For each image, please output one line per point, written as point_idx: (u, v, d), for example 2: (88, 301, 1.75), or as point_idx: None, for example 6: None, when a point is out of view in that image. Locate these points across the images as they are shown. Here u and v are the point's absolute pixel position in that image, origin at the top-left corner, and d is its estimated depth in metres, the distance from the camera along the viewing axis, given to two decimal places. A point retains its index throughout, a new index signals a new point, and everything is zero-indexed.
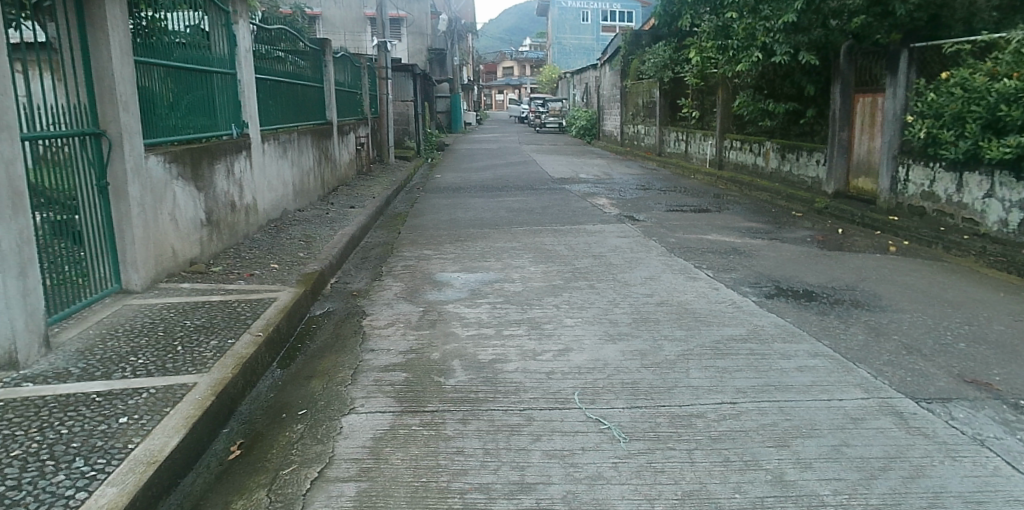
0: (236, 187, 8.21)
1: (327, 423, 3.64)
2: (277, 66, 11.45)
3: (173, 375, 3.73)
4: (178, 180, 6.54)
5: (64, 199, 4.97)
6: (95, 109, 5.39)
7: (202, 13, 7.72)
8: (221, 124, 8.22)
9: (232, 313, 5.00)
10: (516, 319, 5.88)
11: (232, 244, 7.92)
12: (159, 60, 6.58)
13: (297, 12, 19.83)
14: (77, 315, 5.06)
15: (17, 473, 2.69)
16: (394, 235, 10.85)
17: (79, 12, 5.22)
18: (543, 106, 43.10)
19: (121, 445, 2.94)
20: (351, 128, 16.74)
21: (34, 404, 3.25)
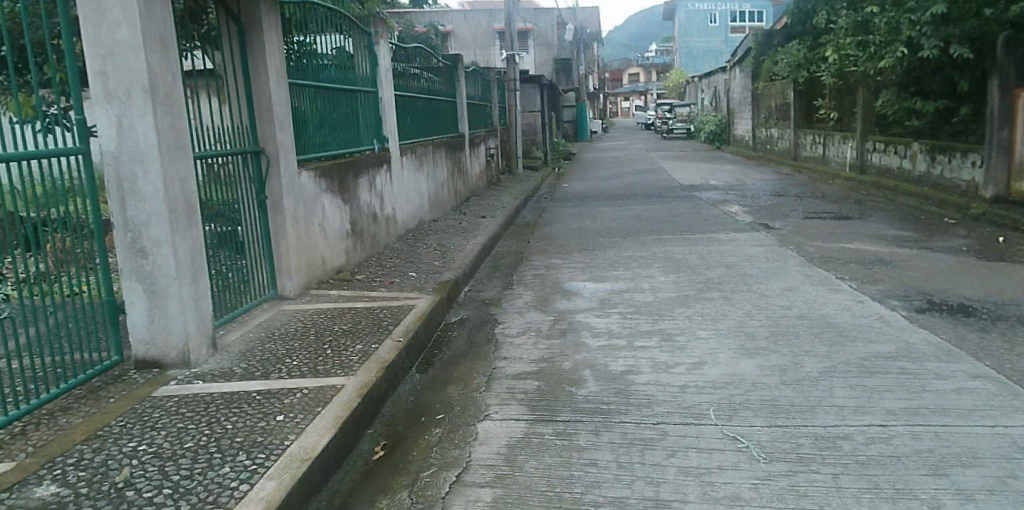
0: (377, 199, 8.63)
1: (464, 429, 3.74)
2: (413, 83, 11.95)
3: (323, 377, 3.97)
4: (326, 193, 6.97)
5: (228, 212, 5.41)
6: (254, 129, 5.85)
7: (346, 35, 8.20)
8: (364, 139, 8.68)
9: (374, 319, 5.26)
10: (648, 330, 5.80)
11: (373, 253, 8.34)
12: (310, 81, 7.04)
13: (430, 30, 20.61)
14: (239, 319, 5.50)
15: (190, 462, 2.91)
16: (523, 244, 11.00)
17: (242, 40, 5.69)
18: (670, 111, 42.28)
19: (279, 442, 3.14)
20: (481, 140, 17.18)
21: (204, 400, 3.56)
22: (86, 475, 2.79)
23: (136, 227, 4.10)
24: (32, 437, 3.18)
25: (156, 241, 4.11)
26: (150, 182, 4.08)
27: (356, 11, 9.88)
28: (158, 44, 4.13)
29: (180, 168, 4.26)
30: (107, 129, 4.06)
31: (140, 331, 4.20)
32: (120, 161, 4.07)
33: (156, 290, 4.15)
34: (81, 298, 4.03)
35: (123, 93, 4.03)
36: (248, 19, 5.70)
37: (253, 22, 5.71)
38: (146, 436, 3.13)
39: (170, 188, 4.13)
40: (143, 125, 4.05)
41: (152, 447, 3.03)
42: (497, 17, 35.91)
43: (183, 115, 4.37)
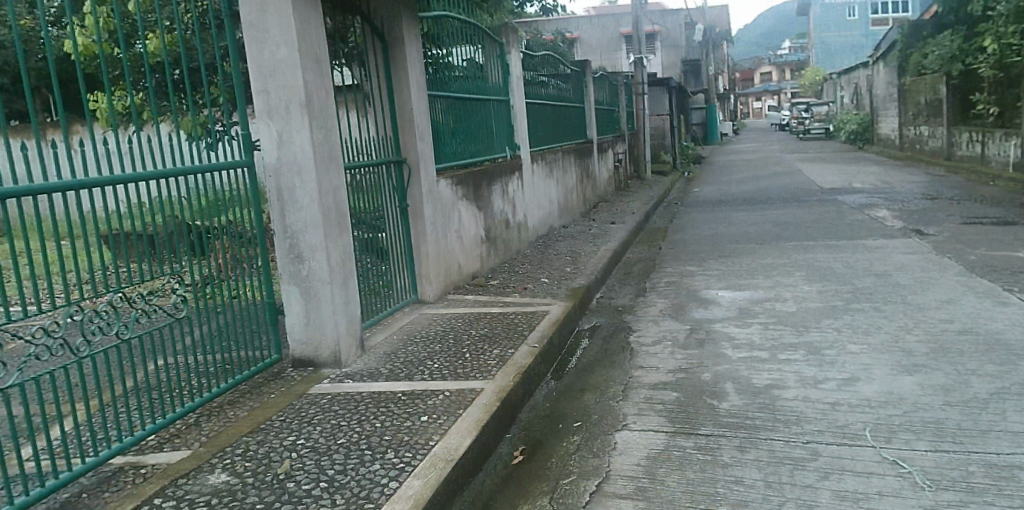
0: (509, 206, 8.76)
1: (601, 438, 3.70)
2: (542, 90, 12.04)
3: (462, 380, 4.05)
4: (463, 201, 7.15)
5: (373, 219, 5.67)
6: (397, 140, 6.10)
7: (477, 44, 8.41)
8: (496, 147, 8.84)
9: (509, 324, 5.32)
10: (792, 342, 5.51)
11: (506, 259, 8.46)
12: (445, 91, 7.28)
13: (558, 38, 20.71)
14: (383, 321, 5.74)
15: (343, 458, 3.06)
16: (655, 250, 10.80)
17: (385, 55, 5.95)
18: (807, 111, 40.19)
19: (424, 442, 3.24)
20: (609, 145, 17.06)
21: (354, 398, 3.74)
22: (252, 465, 2.99)
23: (294, 233, 4.38)
24: (205, 428, 3.47)
25: (311, 247, 4.36)
26: (306, 191, 4.34)
27: (486, 22, 10.11)
28: (313, 61, 4.39)
29: (332, 177, 4.51)
30: (270, 143, 4.38)
31: (297, 331, 4.48)
32: (280, 172, 4.37)
33: (311, 293, 4.41)
34: (245, 300, 4.35)
35: (283, 108, 4.32)
36: (391, 34, 5.95)
37: (396, 37, 5.95)
38: (303, 432, 3.32)
39: (324, 196, 4.38)
40: (300, 138, 4.32)
41: (308, 442, 3.21)
42: (623, 21, 35.57)
43: (334, 128, 4.63)
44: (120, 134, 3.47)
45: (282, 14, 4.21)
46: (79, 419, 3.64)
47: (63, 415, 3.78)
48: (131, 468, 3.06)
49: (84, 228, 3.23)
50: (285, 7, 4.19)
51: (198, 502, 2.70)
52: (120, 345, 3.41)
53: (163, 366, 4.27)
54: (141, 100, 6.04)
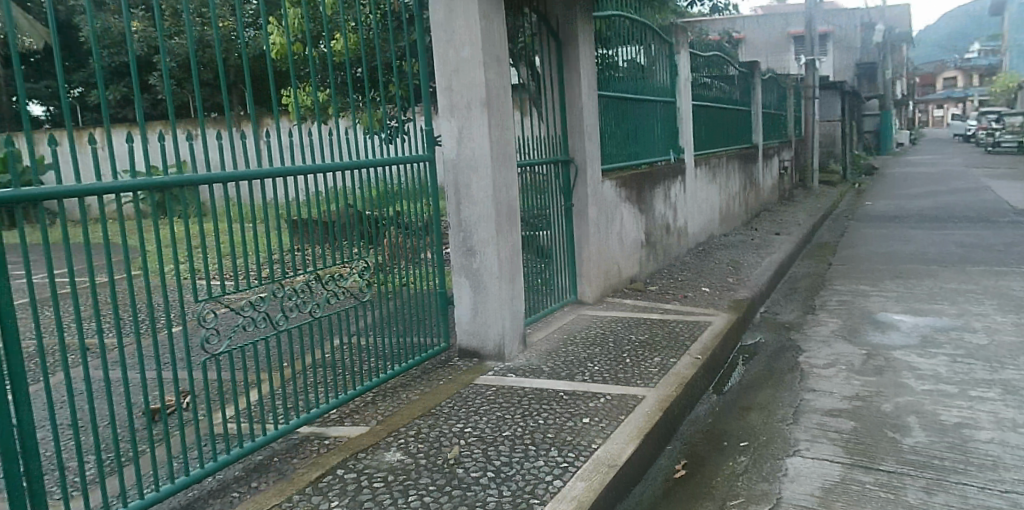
0: (670, 211, 8.57)
1: (771, 462, 3.53)
2: (707, 92, 11.65)
3: (623, 386, 4.01)
4: (625, 203, 7.08)
5: (538, 217, 5.75)
6: (566, 139, 6.13)
7: (645, 43, 8.23)
8: (660, 149, 8.66)
9: (670, 333, 5.20)
10: (985, 378, 4.97)
11: (665, 265, 8.30)
12: (612, 92, 7.19)
13: (725, 39, 19.98)
14: (544, 319, 5.80)
15: (509, 451, 3.11)
16: (823, 266, 10.15)
17: (559, 54, 5.99)
18: (1001, 122, 36.23)
19: (587, 444, 3.23)
20: (775, 152, 16.24)
21: (517, 393, 3.80)
22: (423, 448, 3.12)
23: (468, 228, 4.53)
24: (380, 408, 3.66)
25: (483, 242, 4.49)
26: (482, 187, 4.47)
27: (655, 21, 9.89)
28: (495, 60, 4.50)
29: (506, 175, 4.62)
30: (450, 139, 4.55)
31: (465, 322, 4.63)
32: (458, 167, 4.53)
33: (481, 286, 4.56)
34: (416, 288, 4.58)
35: (465, 106, 4.48)
36: (565, 35, 5.98)
37: (570, 37, 5.96)
38: (470, 420, 3.42)
39: (499, 193, 4.49)
40: (479, 136, 4.45)
41: (475, 431, 3.30)
42: (793, 21, 33.78)
43: (511, 126, 4.73)
44: (318, 129, 3.75)
45: (469, 15, 4.35)
46: (269, 388, 3.95)
47: (255, 384, 4.11)
48: (315, 438, 3.29)
49: (284, 213, 3.52)
50: (472, 8, 4.33)
51: (375, 478, 2.85)
52: (311, 322, 3.68)
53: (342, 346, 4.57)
54: (330, 97, 6.49)
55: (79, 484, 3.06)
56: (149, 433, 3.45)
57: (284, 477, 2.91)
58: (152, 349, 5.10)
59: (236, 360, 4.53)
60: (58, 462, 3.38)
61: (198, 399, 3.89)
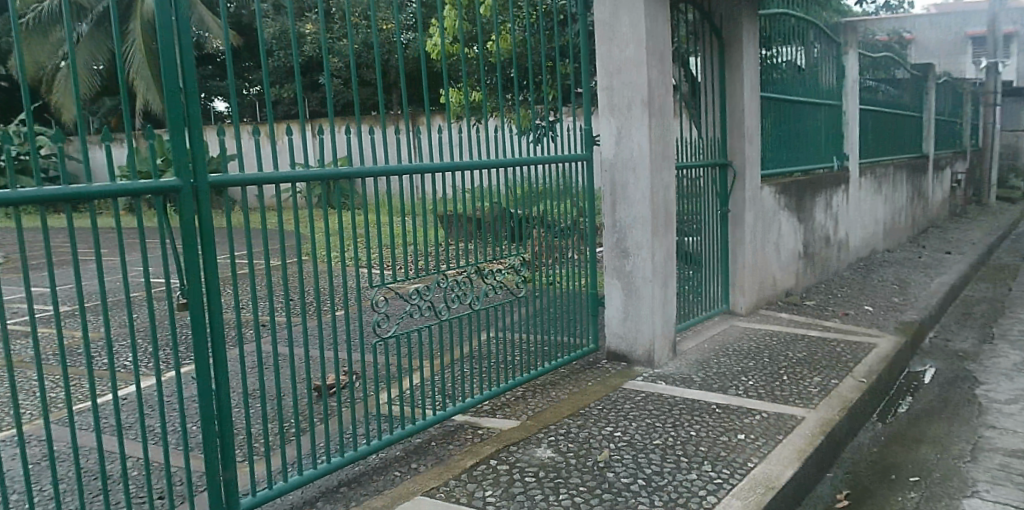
0: (831, 221, 8.06)
1: (945, 502, 3.24)
2: (875, 96, 10.86)
3: (781, 404, 3.82)
4: (784, 212, 6.75)
5: (692, 222, 5.60)
6: (725, 142, 5.92)
7: (810, 42, 7.76)
8: (822, 156, 8.18)
9: (831, 353, 4.89)
10: None
11: (823, 280, 7.84)
12: (772, 94, 6.84)
13: (895, 39, 18.54)
14: (694, 327, 5.65)
15: (660, 460, 3.04)
16: (1004, 290, 9.20)
17: (721, 53, 5.79)
18: None
19: (742, 462, 3.10)
20: (948, 163, 14.91)
21: (667, 401, 3.73)
22: (573, 447, 3.13)
23: (623, 229, 4.50)
24: (530, 403, 3.72)
25: (638, 244, 4.44)
26: (639, 188, 4.41)
27: (821, 19, 9.32)
28: (658, 58, 4.41)
29: (664, 177, 4.53)
30: (609, 138, 4.52)
31: (616, 325, 4.61)
32: (616, 167, 4.50)
33: (632, 289, 4.51)
34: (566, 287, 4.62)
35: (625, 105, 4.44)
36: (729, 33, 5.76)
37: (734, 35, 5.74)
38: (620, 425, 3.39)
39: (656, 195, 4.42)
40: (638, 136, 4.39)
41: (625, 435, 3.27)
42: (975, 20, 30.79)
43: (672, 127, 4.62)
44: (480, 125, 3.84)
45: (634, 12, 4.30)
46: (425, 373, 4.12)
47: (413, 368, 4.30)
48: (470, 427, 3.40)
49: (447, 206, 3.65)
50: (638, 5, 4.27)
51: (527, 472, 2.89)
52: (471, 313, 3.88)
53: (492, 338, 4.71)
54: (485, 97, 6.64)
55: (261, 449, 3.31)
56: (319, 407, 3.69)
57: (440, 461, 3.03)
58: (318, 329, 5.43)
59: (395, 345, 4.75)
60: (241, 428, 3.68)
61: (360, 378, 4.12)
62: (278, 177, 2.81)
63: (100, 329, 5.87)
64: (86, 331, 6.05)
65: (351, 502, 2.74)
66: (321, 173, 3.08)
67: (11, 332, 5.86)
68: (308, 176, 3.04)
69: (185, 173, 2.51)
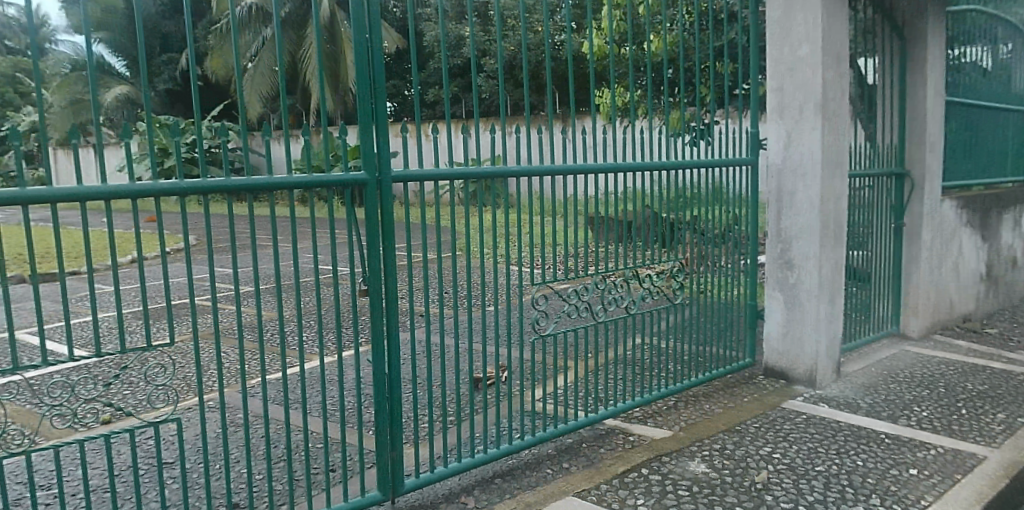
0: (1021, 241, 7.28)
1: None
2: None
3: (961, 441, 3.49)
4: (966, 228, 6.18)
5: (862, 235, 5.25)
6: (902, 150, 5.51)
7: (1003, 41, 7.00)
8: (1012, 167, 7.39)
9: (1019, 388, 4.42)
10: None
11: (1008, 305, 7.10)
12: (956, 98, 6.23)
13: None
14: (859, 349, 5.31)
15: (822, 488, 2.88)
16: None
17: (902, 54, 5.36)
18: None
19: (914, 499, 2.87)
20: None
21: (829, 425, 3.55)
22: (729, 464, 3.04)
23: (787, 239, 4.32)
24: (683, 414, 3.67)
25: (804, 256, 4.25)
26: (808, 197, 4.20)
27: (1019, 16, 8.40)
28: (835, 60, 4.15)
29: (837, 184, 4.28)
30: (776, 142, 4.33)
31: (776, 339, 4.44)
32: (783, 174, 4.31)
33: (796, 303, 4.34)
34: (724, 297, 4.49)
35: (796, 109, 4.23)
36: (912, 32, 5.32)
37: (916, 35, 5.31)
38: (779, 446, 3.26)
39: (826, 205, 4.19)
40: (809, 141, 4.18)
41: (784, 458, 3.13)
42: None
43: (847, 133, 4.35)
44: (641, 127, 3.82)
45: (810, 11, 4.08)
46: (578, 373, 4.18)
47: (568, 366, 4.37)
48: (621, 433, 3.41)
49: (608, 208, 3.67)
50: (814, 3, 4.05)
51: (681, 485, 2.85)
52: (628, 317, 3.89)
53: (646, 343, 4.70)
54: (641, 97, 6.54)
55: (420, 435, 3.49)
56: (474, 399, 3.83)
57: (592, 464, 3.06)
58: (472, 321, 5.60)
59: (546, 345, 4.82)
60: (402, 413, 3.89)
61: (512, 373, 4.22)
62: (446, 175, 3.09)
63: (274, 308, 6.38)
64: (263, 309, 6.59)
65: (505, 495, 2.85)
66: (481, 173, 3.26)
67: (202, 306, 6.49)
68: (470, 174, 3.22)
69: (373, 169, 2.92)
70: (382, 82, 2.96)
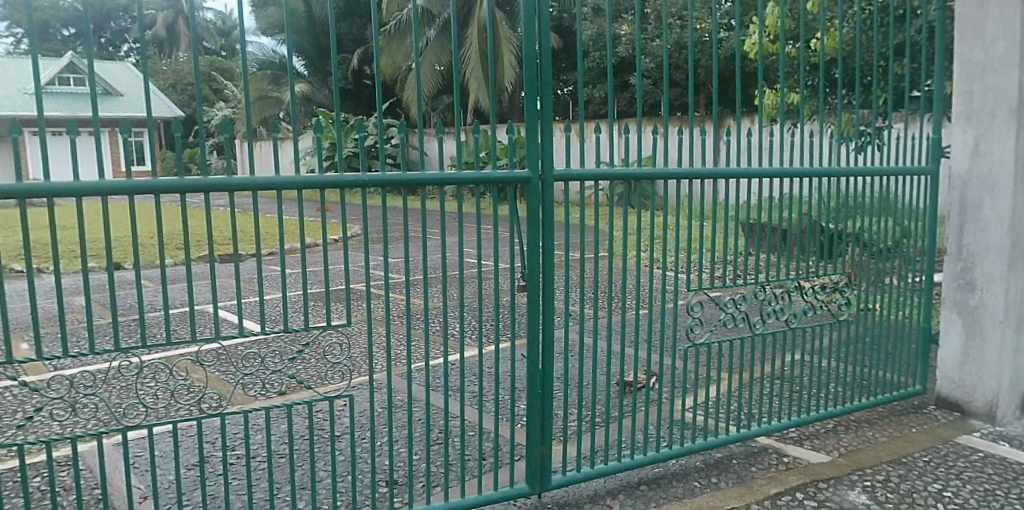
0: None
1: None
2: None
3: None
4: None
5: None
6: None
7: None
8: None
9: None
10: None
11: None
12: None
13: None
14: None
15: None
16: None
17: None
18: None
19: None
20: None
21: (1011, 467, 3.23)
22: (893, 500, 2.87)
23: (970, 257, 3.98)
24: (844, 440, 3.51)
25: (988, 277, 3.90)
26: (995, 212, 3.85)
27: None
28: None
29: None
30: (962, 151, 3.99)
31: (952, 368, 4.13)
32: (968, 187, 3.96)
33: (977, 329, 3.99)
34: (893, 317, 4.22)
35: (986, 114, 3.85)
36: None
37: None
38: (951, 484, 3.03)
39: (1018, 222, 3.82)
40: (1001, 149, 3.81)
41: (957, 498, 2.91)
42: None
43: None
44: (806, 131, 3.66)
45: (1008, 6, 3.72)
46: (732, 388, 4.10)
47: (723, 380, 4.29)
48: (774, 452, 3.33)
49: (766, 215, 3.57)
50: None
51: None
52: (788, 331, 3.75)
53: (806, 362, 4.52)
54: (805, 99, 6.22)
55: (572, 434, 3.58)
56: (625, 404, 3.88)
57: (742, 482, 3.01)
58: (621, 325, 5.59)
59: (700, 355, 4.76)
60: (557, 410, 3.99)
61: (665, 381, 4.22)
62: (605, 175, 3.12)
63: (434, 298, 6.72)
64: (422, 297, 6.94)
65: (651, 502, 2.87)
66: (639, 173, 3.27)
67: (367, 292, 6.94)
68: (628, 175, 3.24)
69: (536, 166, 3.01)
70: (548, 77, 3.03)
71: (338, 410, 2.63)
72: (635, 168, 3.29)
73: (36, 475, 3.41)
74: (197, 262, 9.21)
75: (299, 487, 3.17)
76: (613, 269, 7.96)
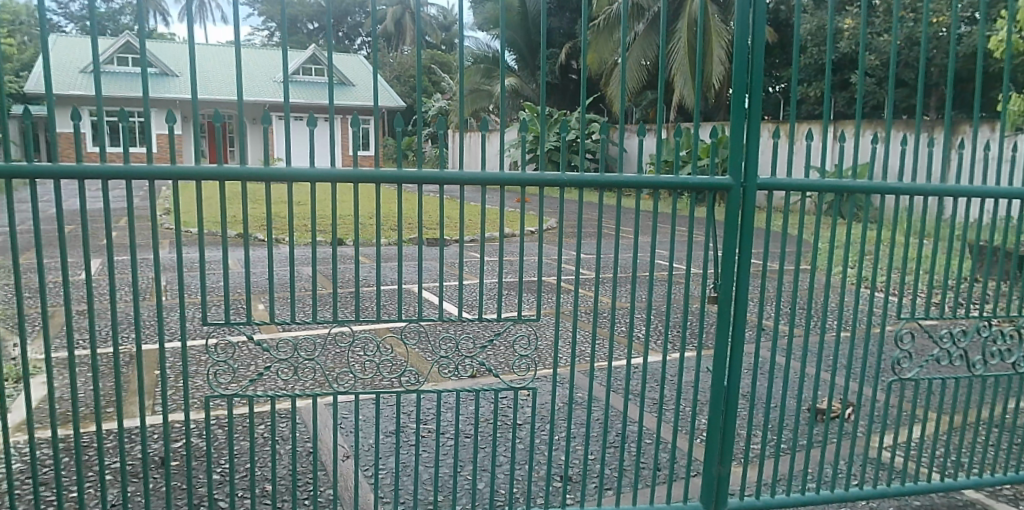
0: None
1: None
2: None
3: None
4: None
5: None
6: None
7: None
8: None
9: None
10: None
11: None
12: None
13: None
14: None
15: None
16: None
17: None
18: None
19: None
20: None
21: None
22: None
23: None
24: None
25: None
26: None
27: None
28: None
29: None
30: None
31: None
32: None
33: None
34: None
35: None
36: None
37: None
38: None
39: None
40: None
41: None
42: None
43: None
44: None
45: None
46: (942, 431, 3.79)
47: (931, 421, 3.96)
48: None
49: (1002, 235, 3.11)
50: None
51: None
52: (1016, 375, 3.32)
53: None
54: None
55: (754, 457, 3.52)
56: (819, 435, 3.72)
57: None
58: (819, 348, 5.32)
59: (909, 393, 4.43)
60: (743, 428, 3.92)
61: (867, 416, 3.98)
62: (811, 185, 2.94)
63: (626, 298, 6.77)
64: (613, 296, 7.02)
65: None
66: (851, 184, 3.04)
67: (559, 286, 7.13)
68: (837, 186, 3.02)
69: (739, 173, 2.88)
70: (760, 73, 2.85)
71: (524, 400, 2.74)
72: (847, 178, 3.06)
73: (262, 423, 3.94)
74: (408, 243, 9.94)
75: (481, 468, 3.39)
76: (817, 286, 7.52)
